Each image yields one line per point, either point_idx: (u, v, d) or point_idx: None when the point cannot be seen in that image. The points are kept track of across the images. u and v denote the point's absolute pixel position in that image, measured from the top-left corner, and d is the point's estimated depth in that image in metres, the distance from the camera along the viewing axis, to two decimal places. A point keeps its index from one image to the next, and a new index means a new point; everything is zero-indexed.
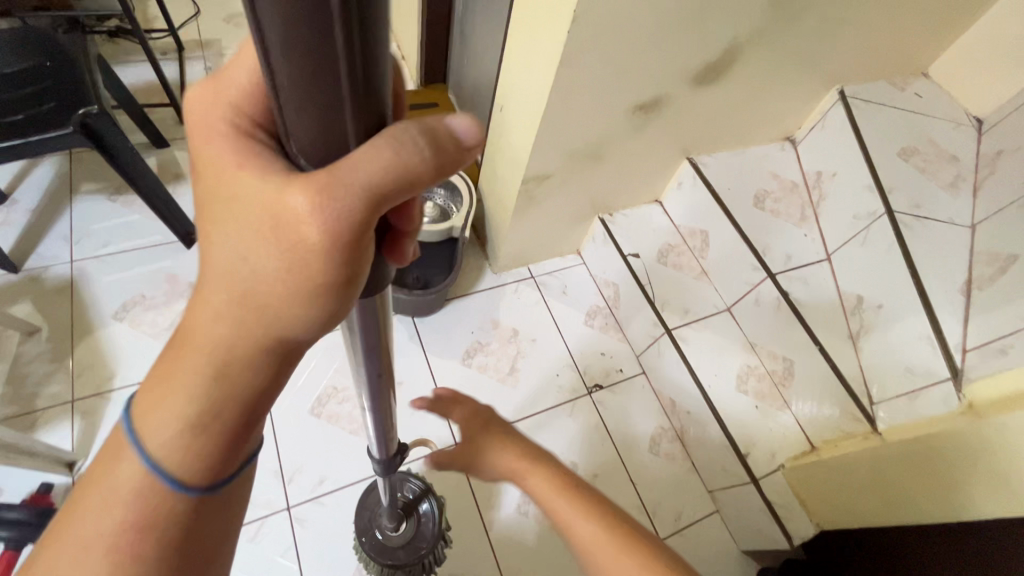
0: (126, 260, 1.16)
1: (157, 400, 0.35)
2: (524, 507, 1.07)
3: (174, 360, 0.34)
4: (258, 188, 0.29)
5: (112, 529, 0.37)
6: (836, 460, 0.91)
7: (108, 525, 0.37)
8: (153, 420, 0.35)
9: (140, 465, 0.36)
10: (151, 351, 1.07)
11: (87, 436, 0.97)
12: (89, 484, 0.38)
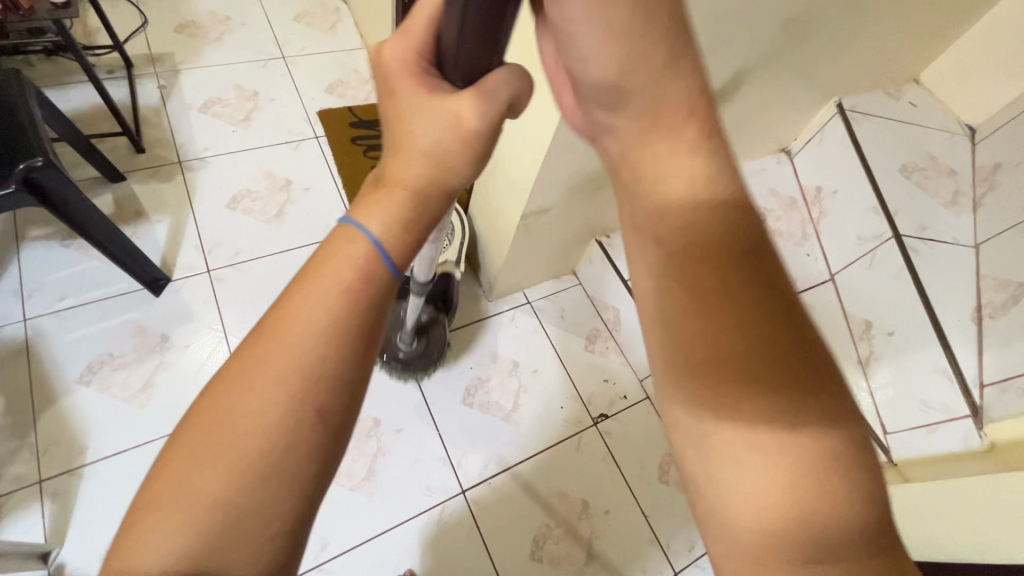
0: (89, 314, 1.06)
1: (319, 268, 0.38)
2: (537, 553, 1.03)
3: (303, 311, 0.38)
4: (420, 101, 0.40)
5: (267, 413, 0.35)
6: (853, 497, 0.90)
7: (261, 409, 0.35)
8: (289, 348, 0.36)
9: (274, 399, 0.35)
10: (125, 416, 0.98)
11: (60, 521, 0.89)
12: (200, 436, 0.35)
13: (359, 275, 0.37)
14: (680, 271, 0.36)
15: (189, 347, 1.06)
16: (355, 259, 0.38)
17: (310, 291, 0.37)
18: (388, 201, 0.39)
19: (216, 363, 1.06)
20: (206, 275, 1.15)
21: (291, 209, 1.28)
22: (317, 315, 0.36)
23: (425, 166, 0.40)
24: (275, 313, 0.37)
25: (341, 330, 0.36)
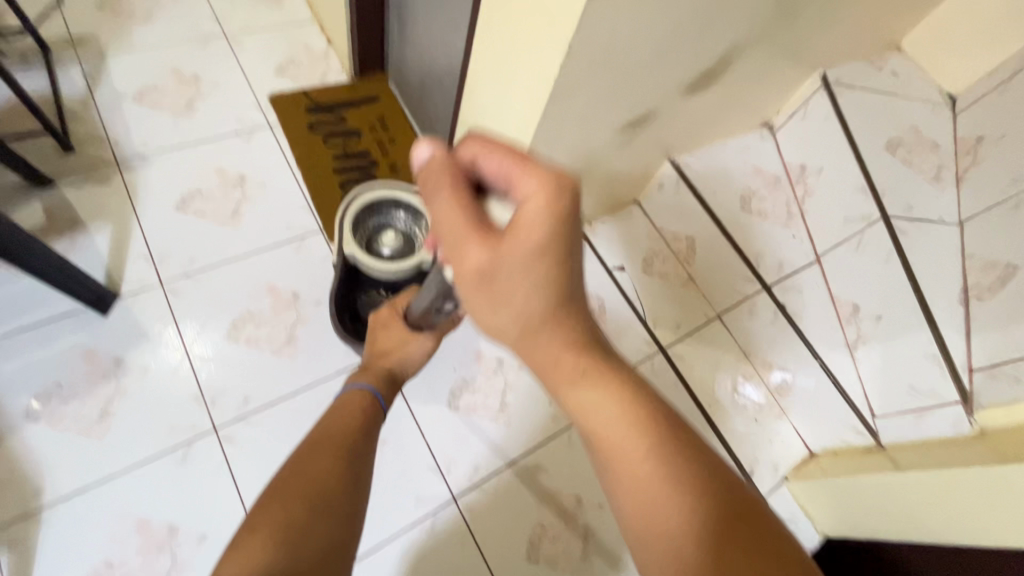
0: (30, 341, 0.96)
1: (348, 401, 0.75)
2: (533, 555, 1.01)
3: (330, 432, 0.67)
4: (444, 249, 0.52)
5: (328, 471, 0.60)
6: (853, 485, 0.87)
7: (325, 468, 0.60)
8: (325, 457, 0.62)
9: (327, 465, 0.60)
10: (81, 453, 0.90)
11: (21, 571, 0.82)
12: (276, 497, 0.56)
13: (367, 404, 0.76)
14: (581, 400, 0.49)
15: (146, 370, 0.98)
16: (362, 396, 0.77)
17: (344, 412, 0.73)
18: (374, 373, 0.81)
19: (179, 385, 0.98)
20: (158, 289, 1.05)
21: (247, 208, 1.17)
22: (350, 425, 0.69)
23: (398, 362, 0.84)
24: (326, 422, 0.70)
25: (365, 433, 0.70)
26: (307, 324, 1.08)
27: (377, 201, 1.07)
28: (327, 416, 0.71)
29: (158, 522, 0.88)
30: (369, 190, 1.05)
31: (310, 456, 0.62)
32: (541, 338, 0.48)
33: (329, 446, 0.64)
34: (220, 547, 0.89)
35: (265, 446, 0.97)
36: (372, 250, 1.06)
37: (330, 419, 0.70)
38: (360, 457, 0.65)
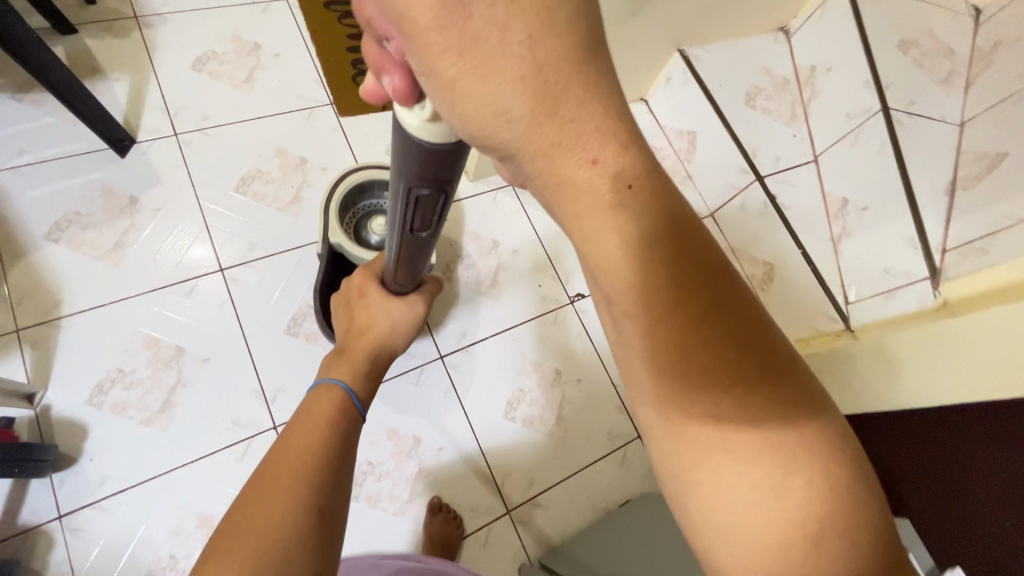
0: (50, 172, 1.01)
1: (308, 410, 0.61)
2: (510, 415, 1.08)
3: (278, 472, 0.52)
4: (391, 65, 0.35)
5: (281, 530, 0.47)
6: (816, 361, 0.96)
7: (276, 526, 0.47)
8: (269, 514, 0.48)
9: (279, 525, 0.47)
10: (99, 276, 0.97)
11: (41, 367, 0.90)
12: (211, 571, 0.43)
13: (340, 408, 0.62)
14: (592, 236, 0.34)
15: (158, 211, 1.04)
16: (337, 400, 0.63)
17: (308, 423, 0.59)
18: (355, 354, 0.71)
19: (190, 227, 1.04)
20: (172, 139, 1.09)
21: (259, 74, 1.20)
22: (314, 439, 0.56)
23: (381, 334, 0.75)
24: (278, 453, 0.55)
25: (330, 446, 0.57)
26: (313, 187, 1.13)
27: (368, 182, 0.98)
28: (277, 449, 0.55)
29: (166, 341, 0.96)
30: (357, 171, 0.96)
31: (253, 512, 0.48)
32: (567, 141, 0.32)
33: (274, 497, 0.49)
34: (222, 370, 0.96)
35: (268, 290, 1.03)
36: (361, 236, 0.99)
37: (278, 451, 0.55)
38: (319, 504, 0.51)
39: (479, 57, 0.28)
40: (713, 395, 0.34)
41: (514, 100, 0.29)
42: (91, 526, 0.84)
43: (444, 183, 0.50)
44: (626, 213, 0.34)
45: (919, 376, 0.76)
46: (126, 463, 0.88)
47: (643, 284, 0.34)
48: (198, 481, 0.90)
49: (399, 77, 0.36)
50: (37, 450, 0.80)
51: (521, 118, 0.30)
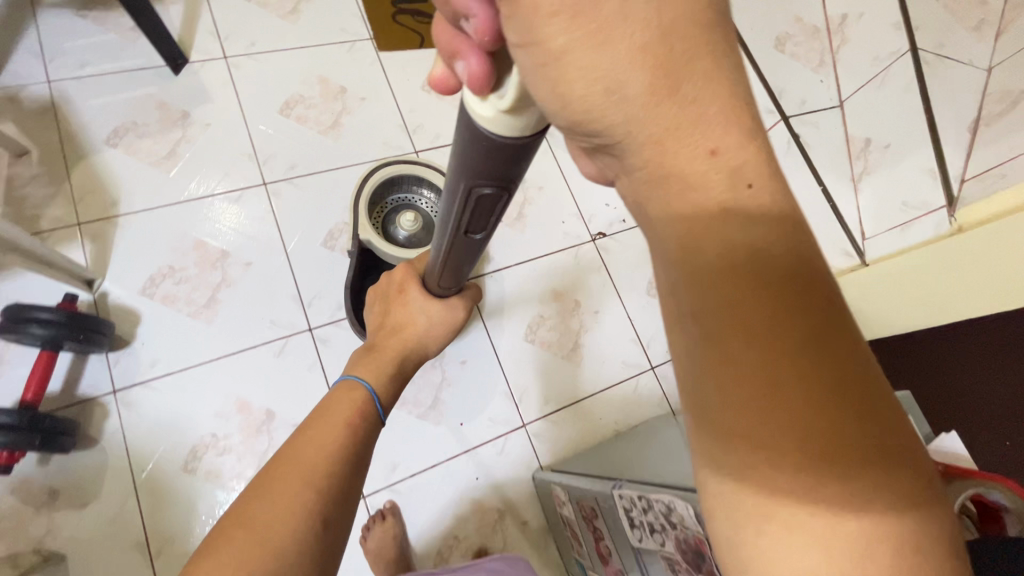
0: (109, 84, 1.07)
1: (329, 407, 0.61)
2: (530, 338, 1.14)
3: (292, 465, 0.53)
4: (472, 45, 0.34)
5: (291, 526, 0.49)
6: None
7: (286, 520, 0.49)
8: (280, 508, 0.49)
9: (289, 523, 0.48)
10: (153, 181, 1.03)
11: (100, 257, 0.96)
12: (223, 544, 0.47)
13: (359, 411, 0.61)
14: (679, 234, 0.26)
15: (208, 126, 1.10)
16: (358, 402, 0.62)
17: (325, 423, 0.58)
18: (383, 357, 0.69)
19: (237, 143, 1.10)
20: (222, 61, 1.15)
21: (305, 6, 1.25)
22: (330, 441, 0.56)
23: (415, 335, 0.74)
24: (295, 446, 0.56)
25: (344, 453, 0.56)
26: (352, 115, 1.19)
27: (395, 176, 1.01)
28: (294, 445, 0.56)
29: (213, 244, 1.02)
30: (385, 165, 0.99)
31: (266, 503, 0.50)
32: (693, 126, 0.25)
33: (286, 492, 0.51)
34: (264, 274, 1.03)
35: (309, 206, 1.10)
36: (389, 231, 1.01)
37: (297, 446, 0.55)
38: (329, 505, 0.52)
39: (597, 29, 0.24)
40: (780, 457, 0.24)
41: (627, 69, 0.24)
42: (143, 401, 0.91)
43: (508, 181, 0.47)
44: (723, 211, 0.26)
45: (943, 297, 0.80)
46: (175, 349, 0.94)
47: (714, 282, 0.25)
48: (239, 370, 0.96)
49: (480, 56, 0.34)
50: (99, 324, 0.85)
51: (635, 93, 0.25)
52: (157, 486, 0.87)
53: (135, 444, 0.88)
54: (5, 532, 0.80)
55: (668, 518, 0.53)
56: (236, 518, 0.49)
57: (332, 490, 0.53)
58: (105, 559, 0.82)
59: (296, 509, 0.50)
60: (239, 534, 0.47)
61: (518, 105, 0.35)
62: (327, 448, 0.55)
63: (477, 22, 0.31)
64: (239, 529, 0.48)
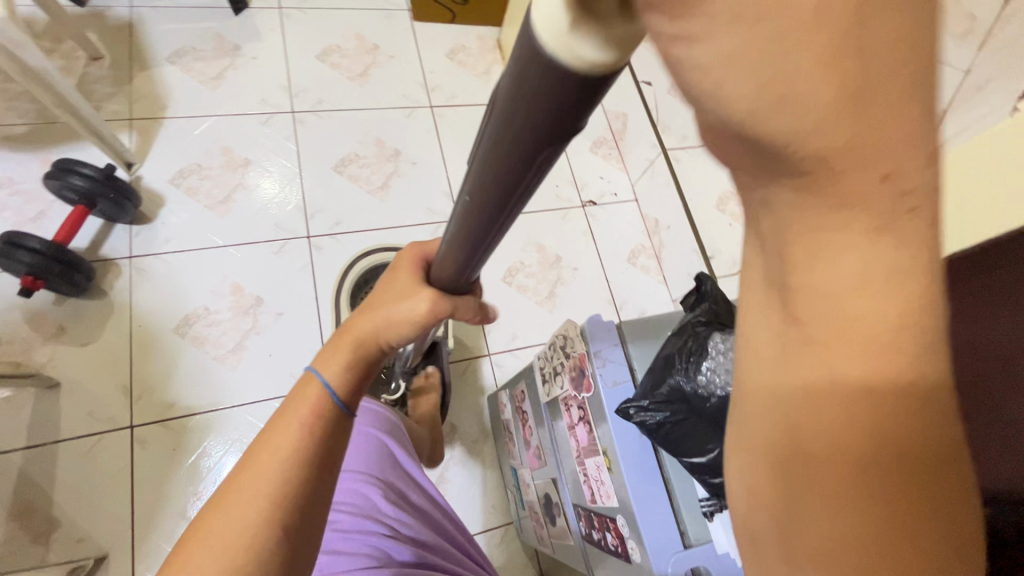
0: (179, 15, 1.25)
1: (294, 397, 0.44)
2: (509, 280, 1.20)
3: (243, 469, 0.41)
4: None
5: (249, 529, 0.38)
6: None
7: (241, 526, 0.38)
8: (223, 522, 0.38)
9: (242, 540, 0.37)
10: (198, 97, 1.18)
11: (143, 147, 1.11)
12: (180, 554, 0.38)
13: (321, 402, 0.43)
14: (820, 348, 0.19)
15: (254, 59, 1.25)
16: (312, 399, 0.43)
17: (277, 427, 0.42)
18: (340, 349, 0.45)
19: (275, 76, 1.24)
20: (276, 10, 1.32)
21: None
22: (290, 446, 0.41)
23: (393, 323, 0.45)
24: (244, 459, 0.41)
25: (304, 458, 0.41)
26: (379, 67, 1.33)
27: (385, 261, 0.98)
28: (258, 443, 0.42)
29: (238, 152, 1.16)
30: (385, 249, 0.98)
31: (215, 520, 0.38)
32: None
33: (244, 495, 0.39)
34: (277, 185, 1.15)
35: (327, 134, 1.22)
36: None
37: (253, 447, 0.42)
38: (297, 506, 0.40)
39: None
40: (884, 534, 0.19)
41: (794, 58, 0.11)
42: (152, 268, 1.02)
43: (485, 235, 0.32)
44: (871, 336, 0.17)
45: None
46: (189, 231, 1.07)
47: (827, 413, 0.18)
48: (236, 257, 1.07)
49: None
50: (128, 191, 0.99)
51: (811, 115, 0.12)
52: (149, 340, 0.97)
53: (138, 299, 1.00)
54: (16, 353, 0.92)
55: (564, 349, 0.59)
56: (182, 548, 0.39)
57: (305, 498, 0.41)
58: (92, 393, 0.92)
59: (253, 528, 0.38)
60: (207, 538, 0.38)
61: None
62: (286, 453, 0.40)
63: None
64: (185, 559, 0.38)
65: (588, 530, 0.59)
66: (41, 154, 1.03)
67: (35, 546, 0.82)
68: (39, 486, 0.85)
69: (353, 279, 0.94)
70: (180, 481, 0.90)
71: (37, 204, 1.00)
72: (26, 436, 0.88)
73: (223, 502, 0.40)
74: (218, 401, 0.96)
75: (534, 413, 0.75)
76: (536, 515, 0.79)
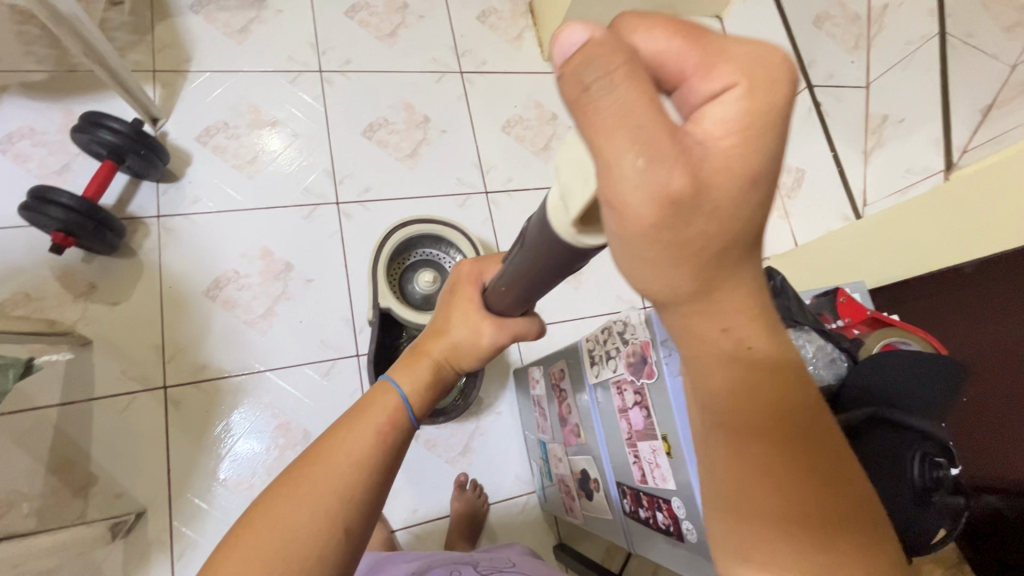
0: None
1: (367, 404, 0.44)
2: None
3: (314, 461, 0.40)
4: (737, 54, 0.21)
5: (312, 527, 0.38)
6: (820, 249, 1.04)
7: (304, 524, 0.38)
8: (290, 511, 0.38)
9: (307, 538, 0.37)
10: (223, 50, 1.14)
11: (167, 102, 1.08)
12: (243, 534, 0.38)
13: (397, 416, 0.44)
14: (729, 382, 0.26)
15: (279, 12, 1.20)
16: (390, 408, 0.44)
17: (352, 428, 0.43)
18: (421, 366, 0.47)
19: (302, 32, 1.20)
20: None
21: None
22: (365, 453, 0.41)
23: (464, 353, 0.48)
24: (318, 448, 0.42)
25: (371, 467, 0.41)
26: (410, 28, 1.28)
27: (420, 233, 0.97)
28: (330, 438, 0.42)
29: (265, 112, 1.12)
30: (420, 221, 0.96)
31: (279, 509, 0.38)
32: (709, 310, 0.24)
33: (310, 491, 0.39)
34: (305, 147, 1.12)
35: (356, 97, 1.19)
36: (406, 289, 0.97)
37: (324, 442, 0.42)
38: (358, 514, 0.40)
39: (663, 160, 0.19)
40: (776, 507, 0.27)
41: (675, 276, 0.22)
42: (180, 229, 1.01)
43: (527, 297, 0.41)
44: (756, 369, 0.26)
45: (919, 249, 0.86)
46: (216, 191, 1.05)
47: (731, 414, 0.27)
48: (265, 221, 1.05)
49: (720, 60, 0.21)
50: (158, 148, 0.96)
51: (681, 293, 0.23)
52: (179, 302, 0.97)
53: (167, 259, 0.98)
54: (46, 309, 0.91)
55: (622, 334, 0.60)
56: (241, 525, 0.39)
57: (367, 508, 0.41)
58: (124, 352, 0.92)
59: (315, 529, 0.38)
60: (272, 525, 0.38)
61: (578, 194, 0.25)
62: (358, 459, 0.41)
63: (740, 94, 0.20)
64: (251, 532, 0.38)
65: (634, 508, 0.62)
66: (64, 104, 1.00)
67: (74, 500, 0.84)
68: (75, 443, 0.86)
69: (388, 250, 0.93)
70: (212, 444, 0.91)
71: (61, 156, 0.97)
72: (60, 392, 0.88)
73: (287, 490, 0.39)
74: (250, 365, 0.96)
75: (573, 392, 0.76)
76: (566, 488, 0.82)
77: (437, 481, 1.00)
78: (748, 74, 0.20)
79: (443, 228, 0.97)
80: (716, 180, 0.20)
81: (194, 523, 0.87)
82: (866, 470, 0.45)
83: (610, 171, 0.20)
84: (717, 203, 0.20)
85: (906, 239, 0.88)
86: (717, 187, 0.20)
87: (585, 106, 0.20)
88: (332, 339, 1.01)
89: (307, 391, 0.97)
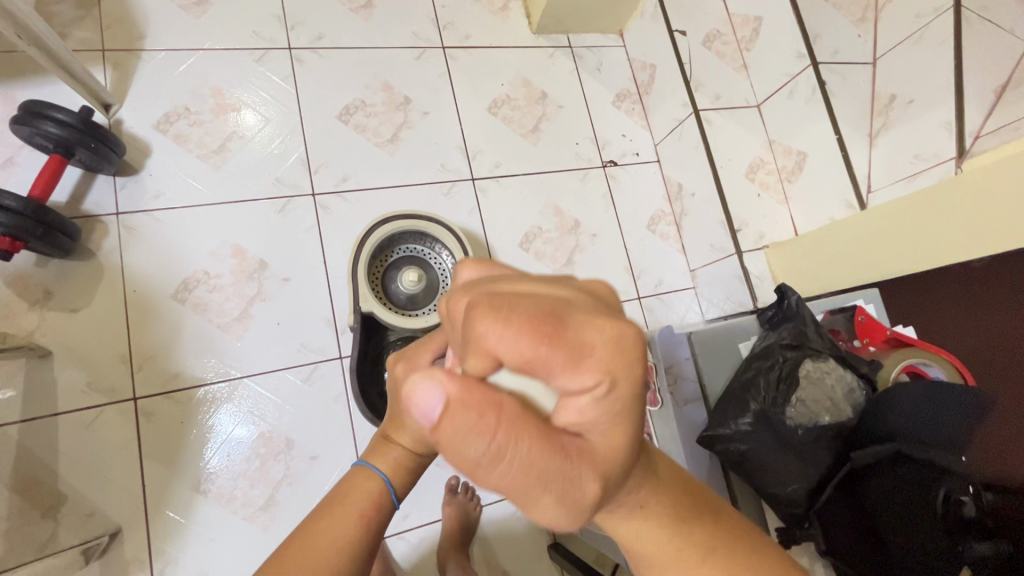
0: None
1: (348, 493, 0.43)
2: (526, 246, 1.14)
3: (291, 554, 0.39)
4: (595, 354, 0.24)
5: None
6: (821, 239, 1.00)
7: None
8: None
9: None
10: (180, 25, 1.04)
11: (121, 85, 0.98)
12: None
13: (379, 502, 0.43)
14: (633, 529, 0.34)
15: None
16: (373, 493, 0.43)
17: (335, 513, 0.42)
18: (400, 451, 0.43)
19: (268, 3, 1.09)
20: None
21: None
22: (346, 544, 0.40)
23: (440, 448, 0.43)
24: (297, 538, 0.40)
25: (359, 551, 0.41)
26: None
27: (401, 230, 0.91)
28: (309, 531, 0.40)
29: (231, 95, 1.03)
30: (400, 216, 0.90)
31: None
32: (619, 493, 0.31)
33: None
34: (275, 134, 1.04)
35: (330, 76, 1.10)
36: (389, 291, 0.91)
37: (303, 536, 0.40)
38: None
39: (553, 474, 0.24)
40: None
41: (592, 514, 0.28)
42: (142, 227, 0.93)
43: None
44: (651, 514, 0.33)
45: (926, 244, 0.82)
46: (180, 184, 0.97)
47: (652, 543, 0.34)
48: (235, 215, 0.98)
49: (581, 361, 0.24)
50: (111, 140, 0.87)
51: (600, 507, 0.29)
52: (146, 307, 0.90)
53: (129, 261, 0.91)
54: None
55: None
56: None
57: None
58: (88, 362, 0.86)
59: None
60: None
61: None
62: (339, 556, 0.40)
63: (603, 389, 0.24)
64: None
65: None
66: (3, 89, 0.90)
67: (42, 522, 0.79)
68: (40, 462, 0.81)
69: (368, 250, 0.87)
70: (188, 457, 0.87)
71: (3, 148, 0.88)
72: (19, 407, 0.82)
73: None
74: (225, 372, 0.91)
75: None
76: None
77: (427, 485, 0.97)
78: (607, 375, 0.24)
79: (425, 224, 0.91)
80: (595, 458, 0.26)
81: (173, 541, 0.83)
82: (884, 495, 0.58)
83: (525, 500, 0.25)
84: (605, 467, 0.26)
85: (913, 233, 0.84)
86: (603, 464, 0.26)
87: (467, 461, 0.24)
88: (313, 342, 0.96)
89: (288, 398, 0.93)
